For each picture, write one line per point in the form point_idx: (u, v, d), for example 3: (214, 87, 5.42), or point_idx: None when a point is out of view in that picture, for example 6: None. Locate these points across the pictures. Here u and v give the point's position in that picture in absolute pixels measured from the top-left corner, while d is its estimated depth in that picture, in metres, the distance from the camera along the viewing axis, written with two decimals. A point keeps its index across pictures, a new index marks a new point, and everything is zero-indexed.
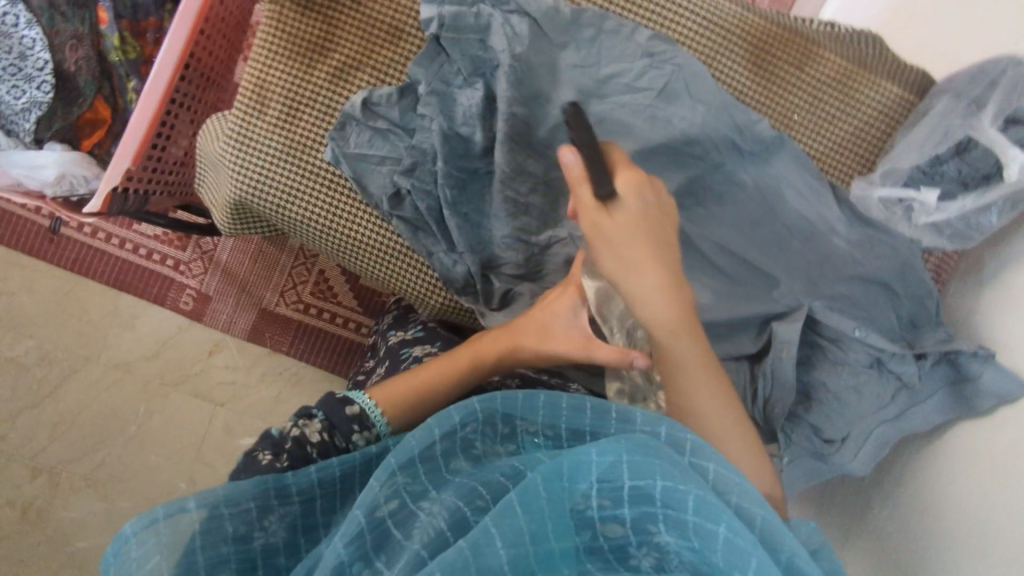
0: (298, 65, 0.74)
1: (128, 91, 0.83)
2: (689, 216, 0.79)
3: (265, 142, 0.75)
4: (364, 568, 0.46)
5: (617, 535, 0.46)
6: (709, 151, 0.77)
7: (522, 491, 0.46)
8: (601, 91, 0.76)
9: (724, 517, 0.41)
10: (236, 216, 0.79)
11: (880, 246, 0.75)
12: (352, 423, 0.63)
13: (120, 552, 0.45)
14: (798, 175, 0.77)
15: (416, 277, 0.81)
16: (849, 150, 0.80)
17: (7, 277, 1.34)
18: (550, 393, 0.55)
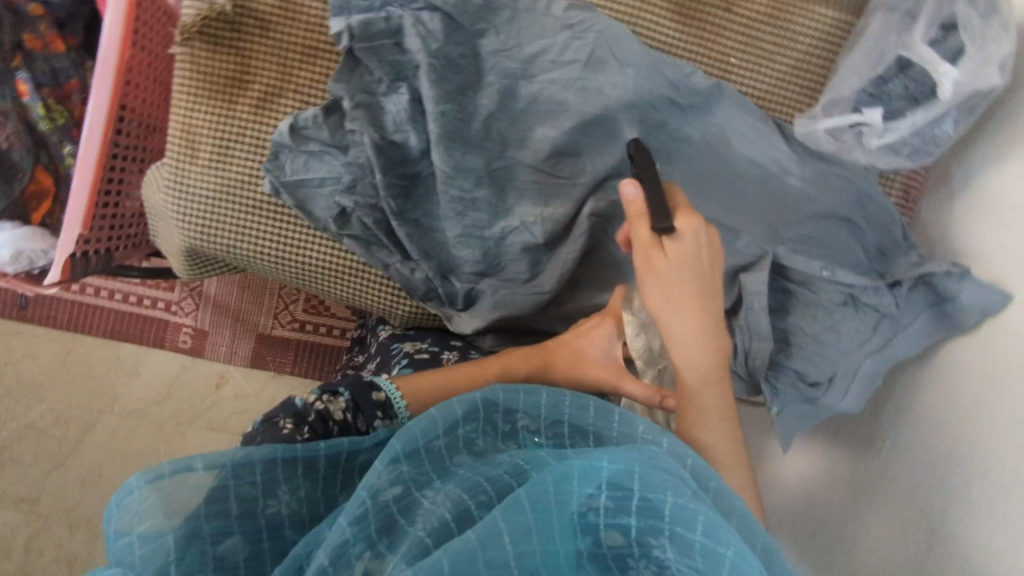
0: (219, 102, 0.74)
1: (64, 156, 0.85)
2: None
3: (202, 185, 0.75)
4: (366, 550, 0.44)
5: (618, 545, 0.46)
6: (649, 112, 0.75)
7: (532, 485, 0.45)
8: (527, 72, 0.74)
9: (733, 542, 0.41)
10: (191, 261, 0.80)
11: (836, 178, 0.75)
12: (376, 409, 0.62)
13: (122, 503, 0.43)
14: (741, 120, 0.75)
15: (378, 291, 0.82)
16: (791, 84, 0.78)
17: (9, 347, 1.38)
18: (552, 390, 0.56)
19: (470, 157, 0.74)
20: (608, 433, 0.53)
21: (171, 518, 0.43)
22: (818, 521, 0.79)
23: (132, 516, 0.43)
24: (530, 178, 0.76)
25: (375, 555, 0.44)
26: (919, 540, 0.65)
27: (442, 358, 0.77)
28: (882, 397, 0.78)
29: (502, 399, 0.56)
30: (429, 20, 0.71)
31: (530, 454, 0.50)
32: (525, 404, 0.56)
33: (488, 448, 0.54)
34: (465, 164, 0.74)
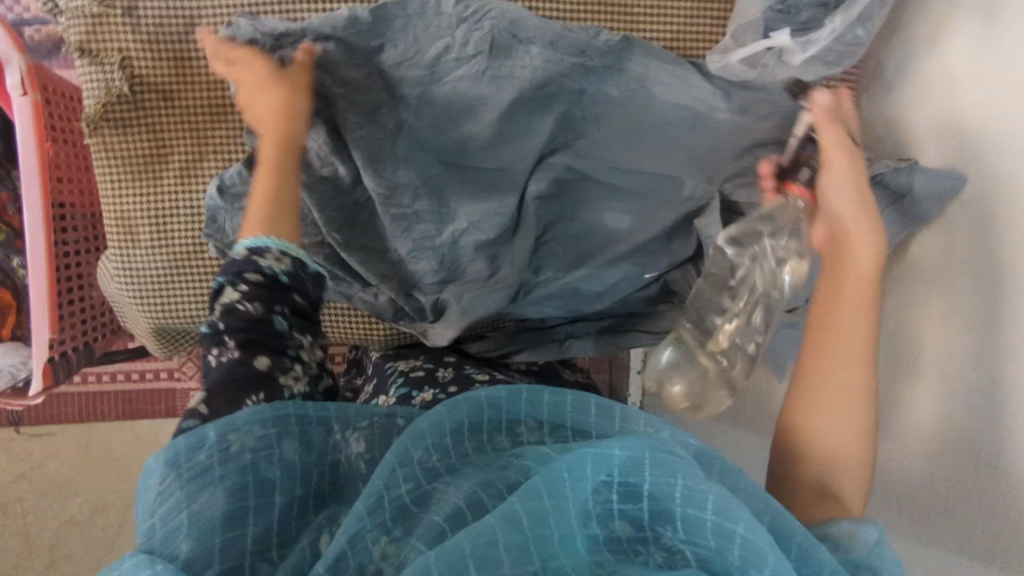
0: (145, 183, 0.74)
1: (17, 268, 0.87)
2: (575, 151, 0.76)
3: (152, 267, 0.76)
4: (383, 536, 0.46)
5: (630, 529, 0.47)
6: (563, 84, 0.74)
7: (547, 474, 0.45)
8: (435, 75, 0.73)
9: (743, 519, 0.42)
10: (164, 338, 0.81)
11: (764, 106, 0.74)
12: (256, 263, 0.57)
13: (150, 484, 0.44)
14: (656, 67, 0.76)
15: (351, 320, 0.85)
16: (696, 21, 0.80)
17: (30, 451, 1.40)
18: (555, 389, 0.52)
19: (398, 173, 0.74)
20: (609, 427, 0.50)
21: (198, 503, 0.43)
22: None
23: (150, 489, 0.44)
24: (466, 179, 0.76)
25: (392, 539, 0.46)
26: (925, 435, 0.65)
27: (437, 374, 0.77)
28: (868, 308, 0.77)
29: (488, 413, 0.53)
30: (324, 51, 0.71)
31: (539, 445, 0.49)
32: (527, 409, 0.53)
33: (489, 449, 0.53)
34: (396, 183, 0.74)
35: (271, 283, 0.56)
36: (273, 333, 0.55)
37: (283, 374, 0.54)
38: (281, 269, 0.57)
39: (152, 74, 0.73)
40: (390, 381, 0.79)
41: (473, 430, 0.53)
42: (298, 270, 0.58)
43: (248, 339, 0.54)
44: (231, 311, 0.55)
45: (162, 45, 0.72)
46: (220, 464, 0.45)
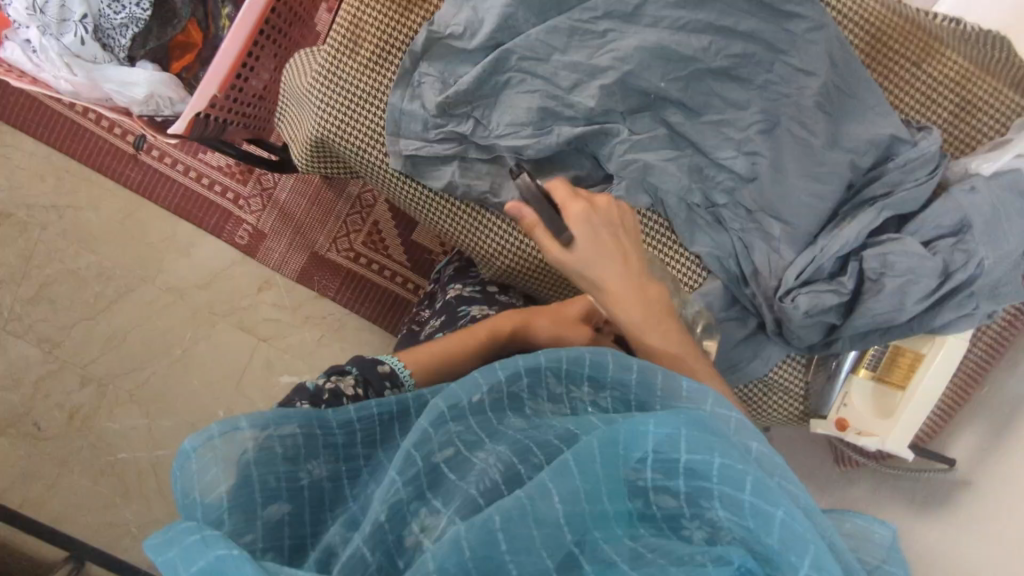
0: (395, 8, 0.73)
1: (222, 16, 0.82)
2: (794, 205, 0.74)
3: (353, 81, 0.74)
4: (421, 506, 0.47)
5: (670, 506, 0.47)
6: (825, 137, 0.73)
7: (581, 453, 0.44)
8: (723, 68, 0.72)
9: (781, 504, 0.41)
10: (315, 154, 0.80)
11: (1006, 225, 0.69)
12: (383, 382, 0.62)
13: (181, 468, 0.43)
14: (914, 175, 0.72)
15: (482, 235, 0.80)
16: (958, 123, 0.76)
17: (76, 191, 1.36)
18: (620, 354, 0.53)
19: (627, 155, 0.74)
20: (652, 399, 0.52)
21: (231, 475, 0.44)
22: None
23: (200, 472, 0.43)
24: (683, 200, 0.76)
25: (430, 511, 0.46)
26: None
27: None
28: (941, 496, 0.82)
29: (545, 363, 0.54)
30: None
31: (582, 422, 0.49)
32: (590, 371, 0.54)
33: (535, 412, 0.55)
34: (609, 153, 0.74)
35: None
36: None
37: None
38: None
39: None
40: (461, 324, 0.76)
41: (532, 383, 0.54)
42: None
43: None
44: (337, 394, 0.58)
45: None
46: (257, 475, 0.45)
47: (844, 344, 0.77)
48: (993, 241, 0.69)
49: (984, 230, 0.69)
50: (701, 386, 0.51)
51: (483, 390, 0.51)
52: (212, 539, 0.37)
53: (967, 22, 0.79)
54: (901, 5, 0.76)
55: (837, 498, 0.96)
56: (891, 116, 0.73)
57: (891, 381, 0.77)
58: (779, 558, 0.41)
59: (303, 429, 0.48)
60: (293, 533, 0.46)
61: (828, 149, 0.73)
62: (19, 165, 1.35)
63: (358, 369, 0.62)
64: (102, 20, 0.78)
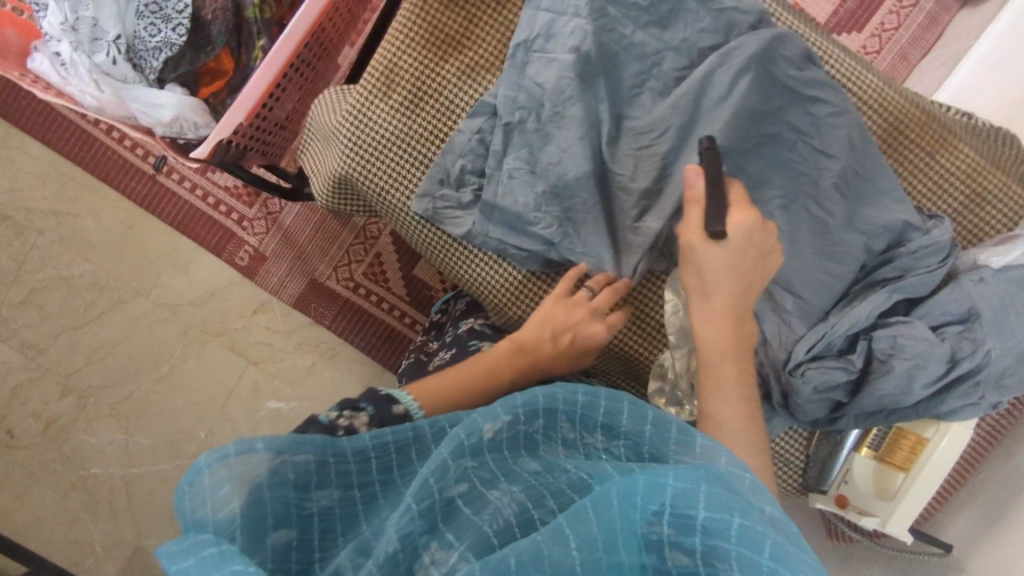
0: (431, 57, 0.76)
1: (255, 48, 0.83)
2: (808, 280, 0.75)
3: (383, 123, 0.76)
4: (432, 540, 0.45)
5: (684, 566, 0.44)
6: (841, 217, 0.74)
7: (599, 498, 0.44)
8: (746, 144, 0.74)
9: (800, 574, 0.40)
10: (336, 190, 0.80)
11: (1014, 317, 0.70)
12: (398, 423, 0.59)
13: (192, 482, 0.43)
14: (925, 261, 0.74)
15: (493, 280, 0.81)
16: (968, 215, 0.78)
17: (78, 198, 1.35)
18: (637, 403, 0.53)
19: (645, 220, 0.74)
20: (666, 454, 0.51)
21: (242, 496, 0.44)
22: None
23: (209, 493, 0.43)
24: None
25: (441, 546, 0.45)
26: None
27: None
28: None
29: (562, 408, 0.54)
30: None
31: (594, 470, 0.48)
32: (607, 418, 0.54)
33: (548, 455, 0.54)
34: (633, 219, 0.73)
35: None
36: None
37: None
38: None
39: None
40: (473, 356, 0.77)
41: (547, 426, 0.55)
42: None
43: None
44: (348, 433, 0.57)
45: None
46: (268, 501, 0.45)
47: (849, 421, 0.77)
48: (1002, 333, 0.70)
49: (992, 321, 0.70)
50: (716, 444, 0.50)
51: (498, 423, 0.50)
52: (230, 554, 0.36)
53: (980, 121, 0.82)
54: (918, 99, 0.79)
55: None
56: (905, 203, 0.74)
57: (892, 461, 0.77)
58: None
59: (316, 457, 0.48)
60: (300, 558, 0.45)
61: (843, 230, 0.74)
62: (23, 168, 1.34)
63: (372, 407, 0.60)
64: (137, 41, 0.79)
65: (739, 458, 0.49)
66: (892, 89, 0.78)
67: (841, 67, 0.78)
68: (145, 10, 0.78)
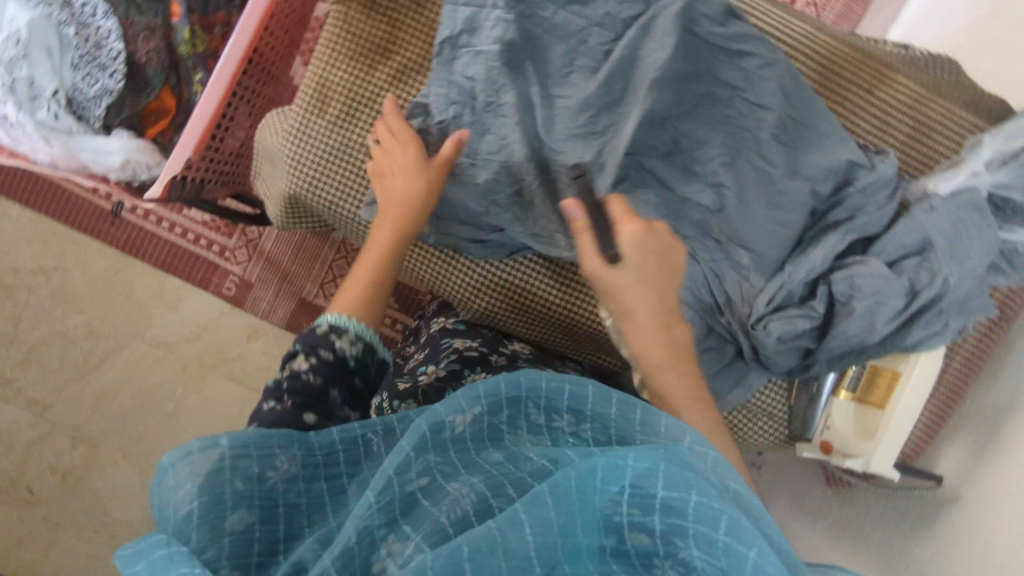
0: (360, 66, 0.77)
1: (193, 83, 0.84)
2: (760, 233, 0.75)
3: (322, 137, 0.77)
4: (390, 532, 0.46)
5: (644, 545, 0.44)
6: (784, 165, 0.75)
7: (557, 483, 0.44)
8: (679, 108, 0.75)
9: (755, 549, 0.40)
10: (290, 209, 0.82)
11: (970, 240, 0.70)
12: (329, 337, 0.59)
13: (159, 481, 0.46)
14: (873, 198, 0.74)
15: (459, 278, 0.83)
16: (916, 146, 0.78)
17: (63, 253, 1.38)
18: (602, 385, 0.54)
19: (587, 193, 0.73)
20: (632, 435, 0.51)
21: (200, 493, 0.45)
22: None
23: (173, 489, 0.45)
24: None
25: (398, 538, 0.45)
26: None
27: (490, 360, 0.77)
28: (928, 513, 0.83)
29: (527, 394, 0.55)
30: None
31: (556, 457, 0.48)
32: (571, 401, 0.54)
33: (514, 442, 0.53)
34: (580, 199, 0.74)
35: (339, 365, 0.59)
36: (343, 374, 0.59)
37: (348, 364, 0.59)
38: (347, 348, 0.59)
39: None
40: (444, 355, 0.77)
41: (512, 414, 0.55)
42: (365, 359, 0.61)
43: (328, 381, 0.57)
44: (294, 375, 0.57)
45: None
46: (229, 493, 0.46)
47: (822, 365, 0.77)
48: (958, 261, 0.70)
49: (946, 245, 0.70)
50: (685, 425, 0.51)
51: (466, 415, 0.52)
52: (176, 557, 0.37)
53: (916, 50, 0.82)
54: (850, 39, 0.79)
55: (831, 522, 0.96)
56: (846, 142, 0.74)
57: (870, 402, 0.78)
58: None
59: (282, 447, 0.50)
60: (261, 550, 0.45)
61: (788, 178, 0.75)
62: (7, 231, 1.37)
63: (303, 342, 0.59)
64: (78, 94, 0.82)
65: (703, 435, 0.49)
66: (822, 32, 0.78)
67: (767, 20, 0.78)
68: (79, 61, 0.81)
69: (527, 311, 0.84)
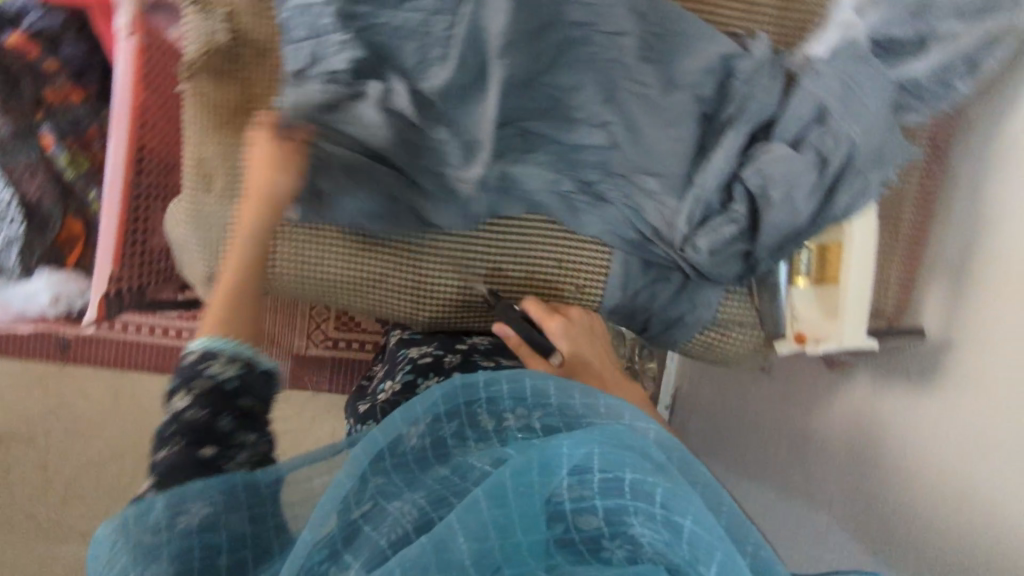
0: (228, 133, 0.78)
1: (90, 201, 0.89)
2: (664, 153, 0.74)
3: (215, 210, 0.78)
4: (331, 564, 0.46)
5: (589, 528, 0.48)
6: (661, 81, 0.74)
7: (490, 487, 0.45)
8: (542, 63, 0.74)
9: (694, 509, 0.42)
10: (212, 286, 0.83)
11: (862, 87, 0.69)
12: (205, 366, 0.57)
13: (95, 554, 0.44)
14: (757, 81, 0.73)
15: (397, 298, 0.82)
16: (783, 21, 0.82)
17: (58, 386, 1.39)
18: (535, 376, 0.57)
19: (472, 168, 0.74)
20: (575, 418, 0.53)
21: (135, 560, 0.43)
22: (864, 507, 0.81)
23: (110, 563, 0.43)
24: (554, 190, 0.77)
25: (339, 568, 0.46)
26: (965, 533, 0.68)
27: (444, 361, 0.78)
28: (926, 368, 0.77)
29: (463, 400, 0.57)
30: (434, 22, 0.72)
31: (498, 458, 0.52)
32: (509, 394, 0.57)
33: (460, 452, 0.55)
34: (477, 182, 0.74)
35: (221, 391, 0.56)
36: (229, 400, 0.56)
37: (233, 388, 0.57)
38: (227, 372, 0.57)
39: (253, 32, 0.78)
40: (399, 368, 0.80)
41: (455, 423, 0.57)
42: (250, 377, 0.58)
43: (214, 411, 0.55)
44: (176, 418, 0.54)
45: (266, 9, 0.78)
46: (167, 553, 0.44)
47: (767, 261, 0.76)
48: (856, 117, 0.69)
49: (842, 106, 0.69)
50: (621, 404, 0.54)
51: (413, 429, 0.54)
52: None
53: None
54: None
55: None
56: (713, 39, 0.74)
57: (827, 279, 0.77)
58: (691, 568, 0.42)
59: (224, 495, 0.48)
60: None
61: (669, 92, 0.74)
62: None
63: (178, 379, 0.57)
64: None
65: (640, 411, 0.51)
66: None
67: None
68: None
69: (474, 306, 0.83)
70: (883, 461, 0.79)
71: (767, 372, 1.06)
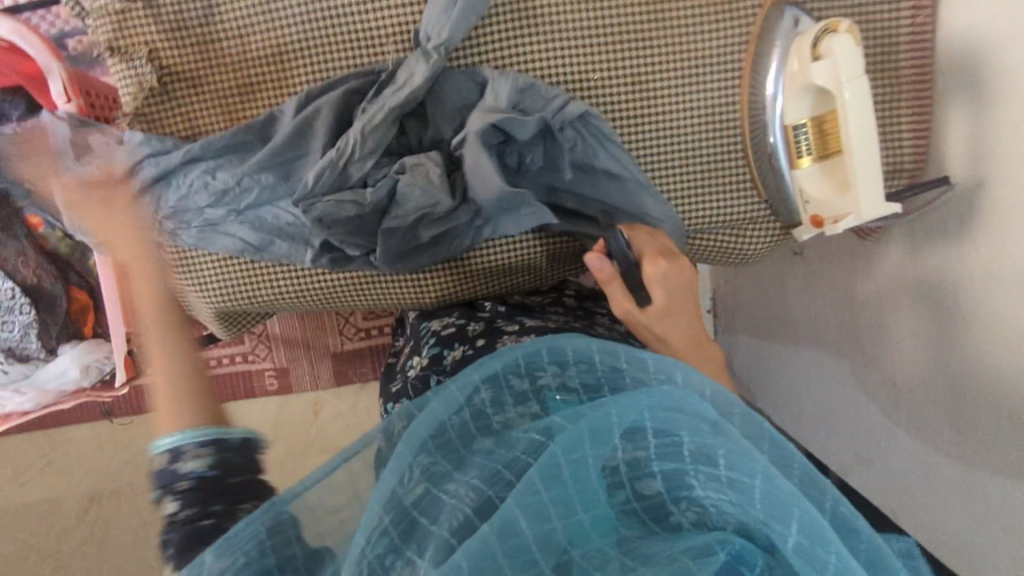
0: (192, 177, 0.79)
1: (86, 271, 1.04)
2: None
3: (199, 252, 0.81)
4: (398, 558, 0.42)
5: (652, 493, 0.45)
6: None
7: (544, 466, 0.43)
8: None
9: (764, 470, 0.39)
10: (224, 319, 0.89)
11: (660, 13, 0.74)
12: None
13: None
14: None
15: (393, 289, 0.85)
16: None
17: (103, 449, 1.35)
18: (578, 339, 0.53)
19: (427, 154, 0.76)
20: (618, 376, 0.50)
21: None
22: (933, 370, 0.77)
23: None
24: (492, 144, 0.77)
25: (405, 562, 0.42)
26: None
27: (467, 330, 0.80)
28: (961, 213, 0.73)
29: (502, 368, 0.54)
30: None
31: (546, 427, 0.48)
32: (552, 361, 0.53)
33: (505, 422, 0.53)
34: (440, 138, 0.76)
35: None
36: None
37: None
38: None
39: (177, 58, 0.77)
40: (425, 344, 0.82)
41: (495, 392, 0.54)
42: None
43: None
44: None
45: (185, 31, 0.76)
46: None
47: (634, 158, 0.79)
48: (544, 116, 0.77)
49: None
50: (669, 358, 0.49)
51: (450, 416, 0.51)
52: None
53: None
54: None
55: None
56: None
57: (833, 154, 0.72)
58: (766, 528, 0.39)
59: (273, 525, 0.44)
60: None
61: None
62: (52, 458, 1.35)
63: None
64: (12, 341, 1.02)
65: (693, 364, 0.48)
66: None
67: None
68: None
69: (475, 274, 0.85)
70: (942, 322, 0.76)
71: (800, 257, 1.02)
